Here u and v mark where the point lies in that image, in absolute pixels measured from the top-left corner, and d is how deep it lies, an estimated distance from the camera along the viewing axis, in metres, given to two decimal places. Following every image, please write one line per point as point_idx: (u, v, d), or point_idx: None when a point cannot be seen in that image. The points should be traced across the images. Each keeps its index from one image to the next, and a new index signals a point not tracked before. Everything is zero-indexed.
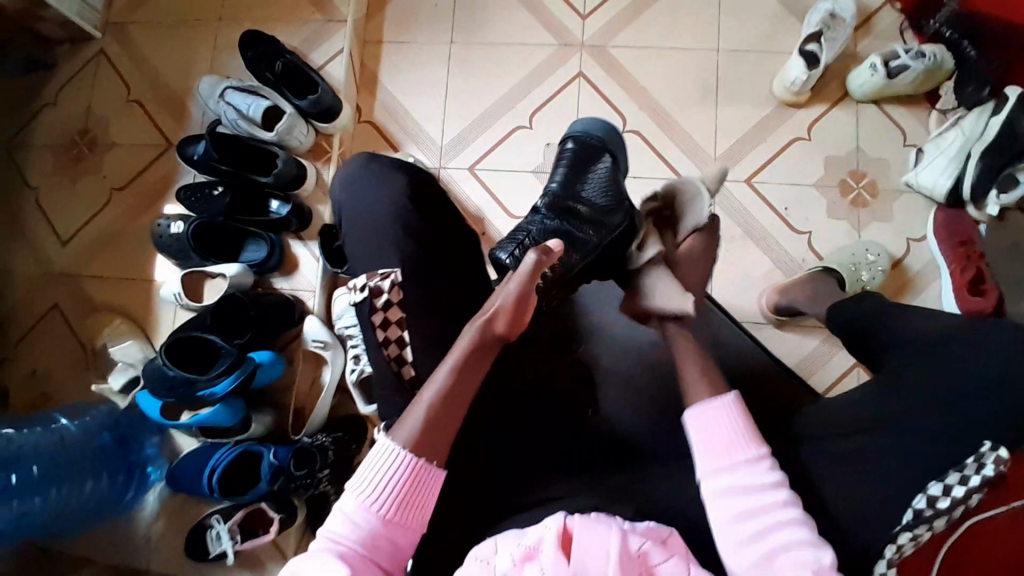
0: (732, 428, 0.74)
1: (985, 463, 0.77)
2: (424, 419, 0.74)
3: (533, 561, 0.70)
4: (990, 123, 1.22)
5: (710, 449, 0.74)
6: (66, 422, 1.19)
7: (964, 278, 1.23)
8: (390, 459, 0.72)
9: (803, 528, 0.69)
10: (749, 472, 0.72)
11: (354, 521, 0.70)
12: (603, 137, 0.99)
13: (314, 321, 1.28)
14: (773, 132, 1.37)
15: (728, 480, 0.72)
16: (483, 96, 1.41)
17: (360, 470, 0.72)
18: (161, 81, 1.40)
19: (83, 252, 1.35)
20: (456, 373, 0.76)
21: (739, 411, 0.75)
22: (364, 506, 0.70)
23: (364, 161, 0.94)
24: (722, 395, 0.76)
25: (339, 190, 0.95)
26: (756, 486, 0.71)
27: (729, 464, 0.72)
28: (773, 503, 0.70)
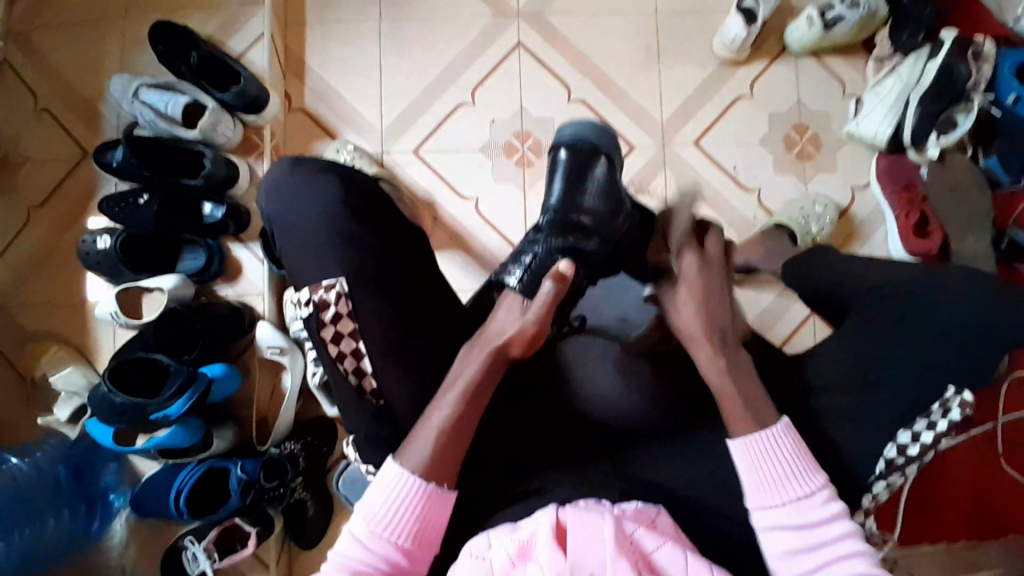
0: (787, 460, 0.72)
1: (951, 408, 0.80)
2: (432, 448, 0.73)
3: (530, 560, 0.67)
4: (926, 69, 1.23)
5: (767, 489, 0.72)
6: (15, 461, 1.12)
7: (909, 223, 1.25)
8: (404, 487, 0.72)
9: (864, 557, 0.69)
10: (804, 507, 0.72)
11: (365, 545, 0.71)
12: (596, 140, 0.86)
13: (266, 326, 1.21)
14: (717, 92, 1.36)
15: (784, 515, 0.72)
16: (420, 75, 1.35)
17: (372, 494, 0.72)
18: (68, 85, 1.28)
19: (4, 277, 1.24)
20: (460, 400, 0.74)
21: (793, 439, 0.73)
22: (376, 531, 0.71)
23: (290, 170, 0.87)
24: (777, 423, 0.74)
25: (266, 201, 0.88)
26: (812, 519, 0.71)
27: (786, 500, 0.72)
28: (834, 530, 0.70)
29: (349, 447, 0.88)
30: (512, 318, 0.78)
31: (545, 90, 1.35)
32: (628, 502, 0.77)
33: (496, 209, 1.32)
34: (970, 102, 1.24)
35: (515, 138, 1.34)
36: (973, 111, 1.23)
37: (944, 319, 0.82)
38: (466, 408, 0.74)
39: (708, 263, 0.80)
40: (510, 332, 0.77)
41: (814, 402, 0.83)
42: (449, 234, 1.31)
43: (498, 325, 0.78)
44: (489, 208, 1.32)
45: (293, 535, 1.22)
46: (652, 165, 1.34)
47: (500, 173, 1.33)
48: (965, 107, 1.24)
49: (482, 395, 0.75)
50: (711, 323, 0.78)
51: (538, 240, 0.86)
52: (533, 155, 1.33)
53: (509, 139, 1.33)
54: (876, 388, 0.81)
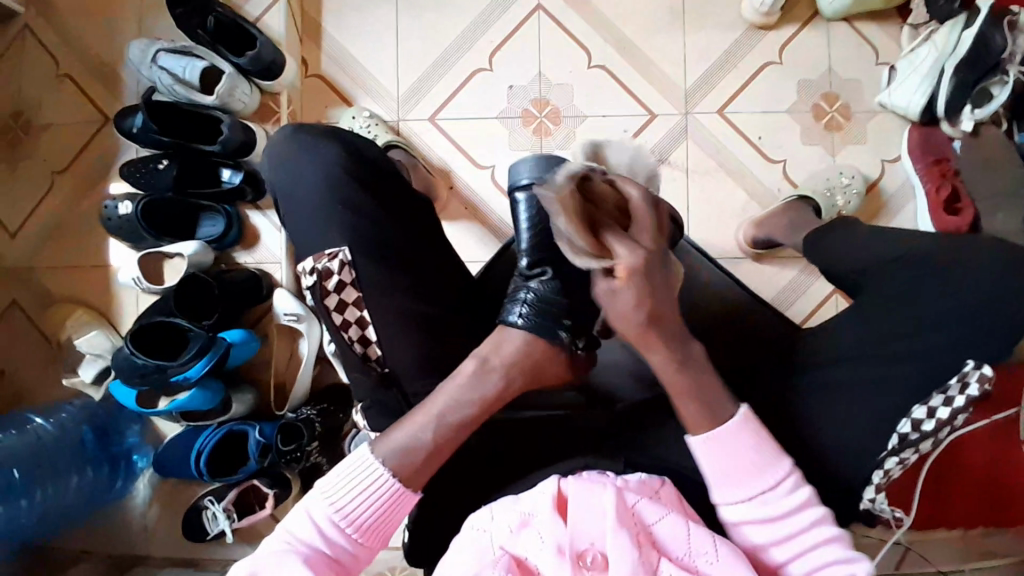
0: (747, 451, 0.70)
1: (969, 383, 0.76)
2: (418, 448, 0.72)
3: (531, 528, 0.68)
4: (962, 38, 1.16)
5: (729, 480, 0.70)
6: (40, 421, 1.15)
7: (939, 197, 1.22)
8: (370, 479, 0.71)
9: (840, 543, 0.69)
10: (769, 498, 0.69)
11: (320, 530, 0.70)
12: (555, 172, 0.80)
13: (283, 294, 1.23)
14: (743, 59, 1.31)
15: (751, 510, 0.69)
16: (436, 40, 1.32)
17: (335, 476, 0.72)
18: (88, 51, 1.29)
19: (32, 243, 1.27)
20: (473, 411, 0.74)
21: (751, 433, 0.70)
22: (334, 519, 0.71)
23: (294, 140, 0.87)
24: (733, 414, 0.71)
25: (270, 171, 0.88)
26: (781, 511, 0.69)
27: (752, 494, 0.69)
28: (805, 517, 0.69)
29: (358, 415, 0.89)
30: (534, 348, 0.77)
31: (565, 57, 1.32)
32: (634, 473, 0.76)
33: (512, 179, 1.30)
34: (1006, 75, 1.17)
35: (533, 106, 1.31)
36: (1010, 83, 1.17)
37: (966, 303, 0.79)
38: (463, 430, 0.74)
39: (650, 258, 0.72)
40: (513, 346, 0.77)
41: (825, 382, 0.81)
42: (466, 204, 1.30)
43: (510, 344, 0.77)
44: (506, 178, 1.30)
45: None
46: (673, 134, 1.31)
47: (518, 142, 1.31)
48: (1001, 79, 1.18)
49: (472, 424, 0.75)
50: (644, 322, 0.71)
51: (520, 285, 0.81)
52: (550, 124, 1.31)
53: (527, 107, 1.31)
54: (893, 372, 0.79)
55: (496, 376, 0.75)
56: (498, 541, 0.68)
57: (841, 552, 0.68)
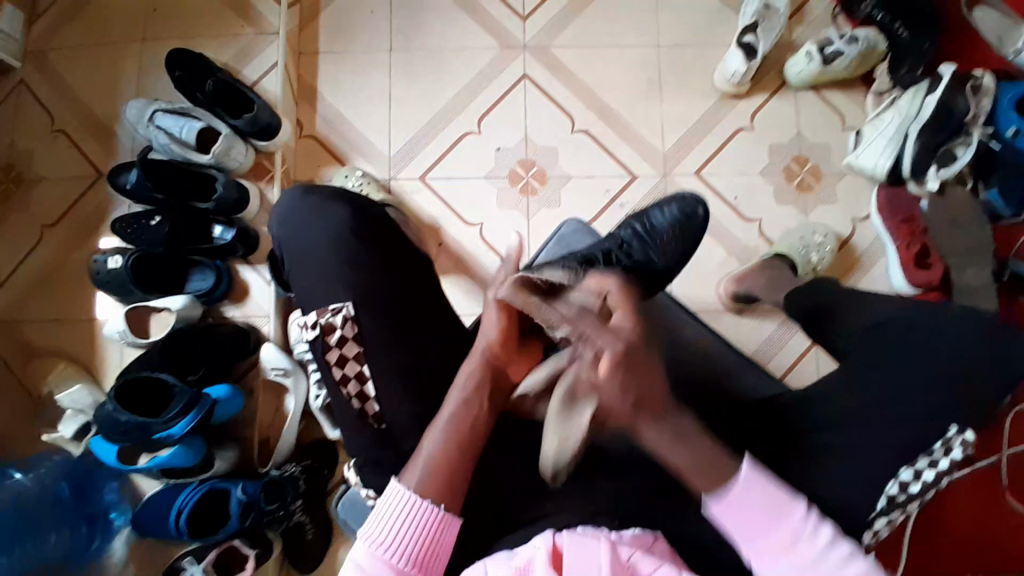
0: (763, 500, 0.69)
1: (953, 448, 0.79)
2: (431, 456, 0.76)
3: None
4: (925, 103, 1.25)
5: (755, 532, 0.69)
6: (20, 477, 1.11)
7: (910, 253, 1.27)
8: (410, 514, 0.74)
9: (872, 574, 0.67)
10: (797, 543, 0.69)
11: (371, 573, 0.72)
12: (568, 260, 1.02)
13: (270, 348, 1.22)
14: (719, 123, 1.38)
15: (785, 562, 0.68)
16: (427, 104, 1.38)
17: (372, 517, 0.74)
18: (84, 108, 1.32)
19: (16, 295, 1.26)
20: (468, 390, 0.79)
21: (759, 476, 0.70)
22: (376, 553, 0.72)
23: (301, 196, 0.94)
24: (738, 468, 0.70)
25: (277, 228, 0.94)
26: (808, 554, 0.68)
27: (778, 541, 0.69)
28: (836, 556, 0.68)
29: (351, 470, 0.90)
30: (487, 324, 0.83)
31: (549, 121, 1.38)
32: (626, 529, 0.77)
33: (499, 236, 1.34)
34: (970, 136, 1.25)
35: (519, 166, 1.36)
36: (972, 145, 1.24)
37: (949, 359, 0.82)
38: (485, 405, 0.79)
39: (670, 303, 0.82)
40: (491, 334, 0.82)
41: (811, 431, 0.83)
42: (453, 259, 1.33)
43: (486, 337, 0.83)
44: (493, 234, 1.34)
45: (292, 558, 1.22)
46: (653, 193, 1.36)
47: (504, 200, 1.35)
48: (964, 140, 1.25)
49: (497, 403, 0.81)
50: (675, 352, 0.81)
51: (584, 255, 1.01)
52: (536, 183, 1.35)
53: (514, 167, 1.36)
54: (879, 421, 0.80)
55: (477, 363, 0.81)
56: None
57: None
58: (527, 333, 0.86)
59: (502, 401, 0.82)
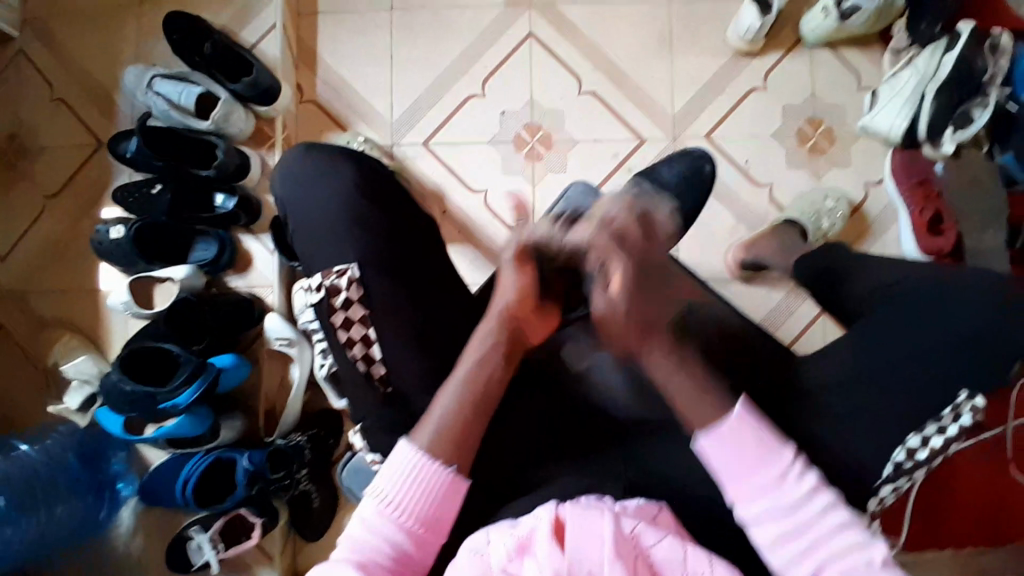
0: (754, 442, 0.70)
1: (962, 412, 0.80)
2: (443, 418, 0.75)
3: (529, 554, 0.67)
4: (943, 61, 1.20)
5: (741, 473, 0.70)
6: (26, 448, 1.12)
7: (923, 219, 1.24)
8: (417, 479, 0.73)
9: (850, 530, 0.67)
10: (779, 490, 0.69)
11: (379, 531, 0.72)
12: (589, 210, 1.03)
13: (275, 318, 1.22)
14: (730, 85, 1.34)
15: (763, 506, 0.69)
16: (431, 67, 1.35)
17: (379, 478, 0.74)
18: (81, 74, 1.29)
19: (18, 266, 1.25)
20: (487, 348, 0.79)
21: (754, 422, 0.71)
22: (385, 513, 0.73)
23: (306, 154, 0.92)
24: (730, 407, 0.72)
25: (281, 187, 0.93)
26: (789, 505, 0.68)
27: (760, 487, 0.69)
28: (814, 508, 0.68)
29: (357, 435, 0.90)
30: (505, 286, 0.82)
31: (556, 83, 1.34)
32: (631, 498, 0.77)
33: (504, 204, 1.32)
34: (987, 97, 1.21)
35: (525, 131, 1.33)
36: (989, 106, 1.20)
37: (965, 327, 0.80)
38: (500, 369, 0.79)
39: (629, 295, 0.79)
40: (510, 297, 0.81)
41: (822, 399, 0.82)
42: (458, 227, 1.31)
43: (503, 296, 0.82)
44: (499, 202, 1.32)
45: (299, 527, 1.24)
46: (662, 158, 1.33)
47: (510, 166, 1.32)
48: (981, 102, 1.21)
49: (512, 365, 0.80)
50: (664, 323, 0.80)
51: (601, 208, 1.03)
52: (543, 148, 1.33)
53: (520, 132, 1.33)
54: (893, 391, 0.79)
55: (496, 324, 0.80)
56: (497, 564, 0.67)
57: (854, 537, 0.67)
58: (547, 298, 0.84)
59: (516, 364, 0.81)
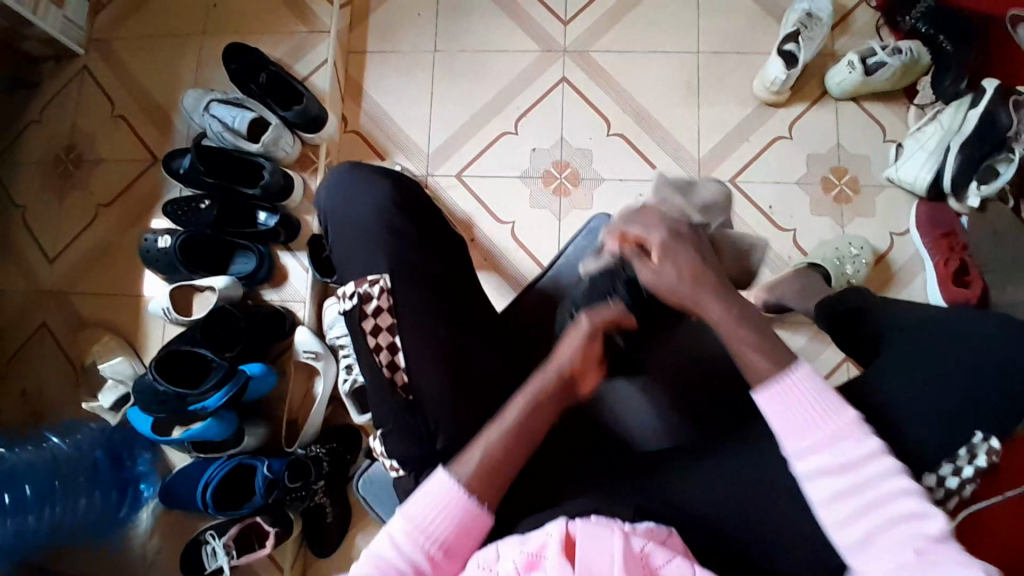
0: (813, 404, 0.70)
1: (977, 455, 0.78)
2: (481, 459, 0.77)
3: (538, 570, 0.68)
4: (968, 116, 1.23)
5: (801, 424, 0.70)
6: (57, 441, 1.18)
7: (948, 270, 1.24)
8: (448, 502, 0.75)
9: (915, 497, 0.66)
10: (840, 445, 0.69)
11: (401, 549, 0.74)
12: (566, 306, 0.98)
13: (304, 331, 1.27)
14: (756, 131, 1.38)
15: (822, 459, 0.69)
16: (468, 103, 1.42)
17: (415, 496, 0.76)
18: (143, 97, 1.40)
19: (69, 269, 1.34)
20: (531, 405, 0.79)
21: (818, 381, 0.71)
22: (411, 534, 0.74)
23: (349, 171, 0.98)
24: (790, 367, 0.73)
25: (322, 198, 0.99)
26: (851, 459, 0.68)
27: (821, 442, 0.69)
28: (876, 469, 0.68)
29: (376, 441, 0.91)
30: (567, 342, 0.81)
31: (586, 123, 1.40)
32: (641, 520, 0.76)
33: (531, 236, 1.36)
34: (1012, 152, 1.22)
35: (554, 167, 1.39)
36: (1015, 161, 1.22)
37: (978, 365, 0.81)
38: (545, 419, 0.80)
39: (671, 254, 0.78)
40: (570, 358, 0.81)
41: None
42: (484, 255, 1.36)
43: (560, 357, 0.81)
44: (525, 233, 1.36)
45: (310, 540, 1.26)
46: None
47: (537, 199, 1.37)
48: (1007, 156, 1.23)
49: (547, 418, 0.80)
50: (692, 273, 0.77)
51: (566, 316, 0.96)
52: (570, 185, 1.37)
53: (548, 167, 1.39)
54: (901, 426, 0.79)
55: (551, 381, 0.80)
56: None
57: (916, 506, 0.66)
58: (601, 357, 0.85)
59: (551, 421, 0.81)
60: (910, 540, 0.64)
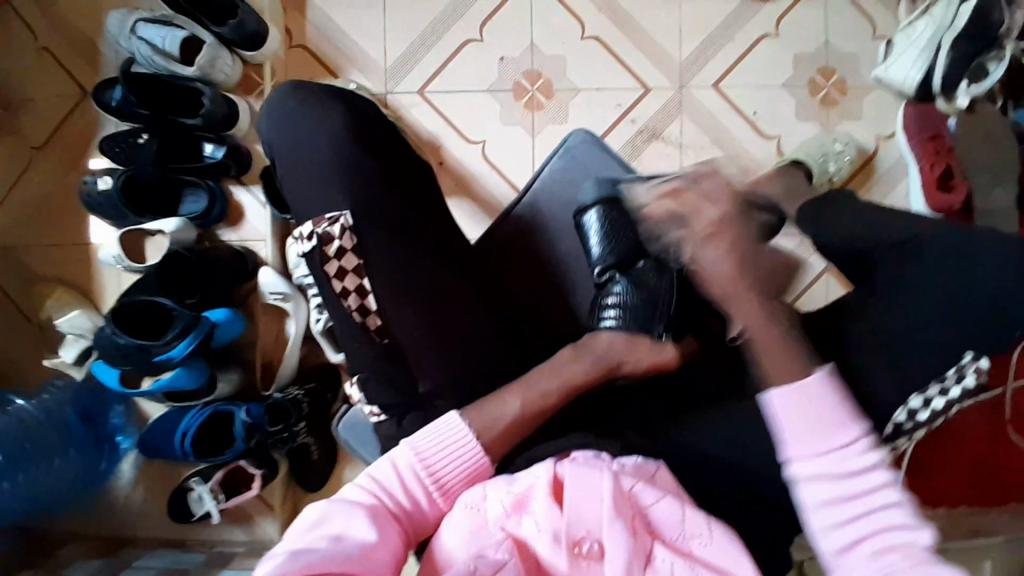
0: (823, 409, 0.64)
1: (965, 374, 0.77)
2: (508, 418, 0.75)
3: (526, 511, 0.65)
4: (959, 12, 1.13)
5: (805, 436, 0.63)
6: (21, 402, 1.10)
7: (933, 175, 1.18)
8: (461, 446, 0.72)
9: (903, 509, 0.61)
10: (844, 456, 0.63)
11: (403, 482, 0.69)
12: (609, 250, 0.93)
13: (268, 271, 1.20)
14: (741, 30, 1.28)
15: (817, 467, 0.63)
16: (427, 9, 1.28)
17: (425, 432, 0.72)
18: (58, 17, 1.23)
19: (6, 219, 1.23)
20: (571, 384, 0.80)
21: (835, 385, 0.65)
22: (417, 471, 0.69)
23: (295, 93, 0.88)
24: (812, 372, 0.66)
25: (269, 127, 0.89)
26: (849, 471, 0.62)
27: (818, 451, 0.63)
28: (870, 478, 0.62)
29: (353, 388, 0.89)
30: (620, 345, 0.84)
31: (557, 27, 1.28)
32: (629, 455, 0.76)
33: (505, 157, 1.28)
34: (1003, 50, 1.14)
35: (525, 79, 1.28)
36: (1006, 60, 1.14)
37: None
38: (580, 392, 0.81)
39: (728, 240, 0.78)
40: (616, 348, 0.84)
41: None
42: (455, 179, 1.28)
43: (607, 348, 0.84)
44: (497, 153, 1.28)
45: (298, 478, 1.26)
46: (668, 108, 1.28)
47: (509, 115, 1.28)
48: (998, 54, 1.15)
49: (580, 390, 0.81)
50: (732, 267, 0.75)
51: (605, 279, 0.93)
52: (543, 98, 1.28)
53: (519, 79, 1.28)
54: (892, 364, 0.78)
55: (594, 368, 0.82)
56: (495, 521, 0.65)
57: (904, 518, 0.61)
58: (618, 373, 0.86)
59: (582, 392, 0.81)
60: (898, 550, 0.59)
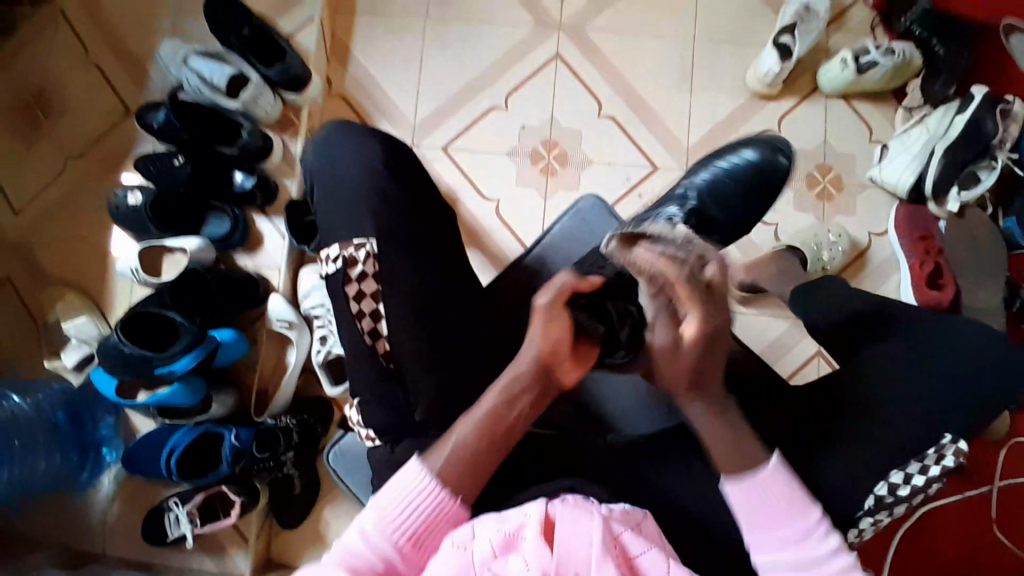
0: (775, 500, 0.73)
1: (945, 455, 0.79)
2: (455, 449, 0.74)
3: (515, 551, 0.65)
4: (953, 122, 1.24)
5: (767, 539, 0.73)
6: (17, 399, 1.12)
7: (922, 272, 1.26)
8: (421, 495, 0.73)
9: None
10: (806, 544, 0.72)
11: (371, 544, 0.71)
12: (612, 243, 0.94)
13: (278, 299, 1.24)
14: (747, 122, 1.37)
15: (780, 555, 0.72)
16: (459, 74, 1.38)
17: (384, 489, 0.73)
18: (117, 45, 1.32)
19: (33, 222, 1.28)
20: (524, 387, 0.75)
21: (785, 474, 0.74)
22: (382, 529, 0.71)
23: (339, 128, 0.95)
24: (764, 460, 0.74)
25: (310, 154, 0.95)
26: (814, 559, 0.71)
27: (784, 544, 0.72)
28: (837, 563, 0.71)
29: (353, 410, 0.90)
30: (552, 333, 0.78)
31: (576, 103, 1.38)
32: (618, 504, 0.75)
33: (517, 215, 1.34)
34: (994, 160, 1.24)
35: (543, 146, 1.37)
36: (997, 168, 1.23)
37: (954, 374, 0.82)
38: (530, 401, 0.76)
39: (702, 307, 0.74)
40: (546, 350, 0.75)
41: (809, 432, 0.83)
42: (468, 231, 1.34)
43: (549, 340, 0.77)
44: (510, 211, 1.35)
45: (277, 512, 1.24)
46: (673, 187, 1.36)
47: (525, 178, 1.35)
48: (988, 163, 1.24)
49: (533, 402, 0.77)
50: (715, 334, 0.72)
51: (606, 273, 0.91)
52: (558, 165, 1.36)
53: (537, 146, 1.37)
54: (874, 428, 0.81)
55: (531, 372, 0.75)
56: (483, 563, 0.64)
57: None
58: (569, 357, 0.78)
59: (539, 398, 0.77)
60: None
